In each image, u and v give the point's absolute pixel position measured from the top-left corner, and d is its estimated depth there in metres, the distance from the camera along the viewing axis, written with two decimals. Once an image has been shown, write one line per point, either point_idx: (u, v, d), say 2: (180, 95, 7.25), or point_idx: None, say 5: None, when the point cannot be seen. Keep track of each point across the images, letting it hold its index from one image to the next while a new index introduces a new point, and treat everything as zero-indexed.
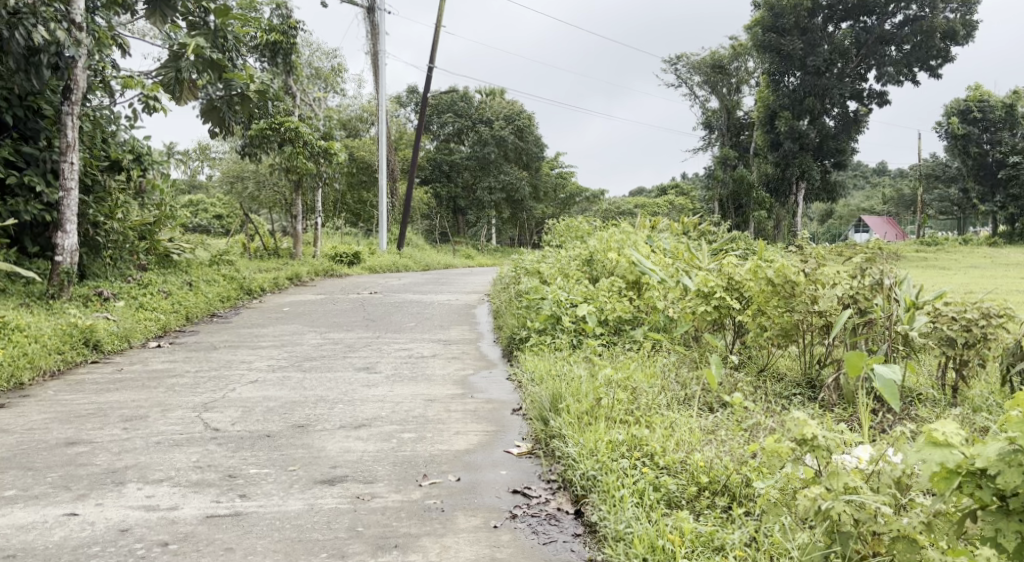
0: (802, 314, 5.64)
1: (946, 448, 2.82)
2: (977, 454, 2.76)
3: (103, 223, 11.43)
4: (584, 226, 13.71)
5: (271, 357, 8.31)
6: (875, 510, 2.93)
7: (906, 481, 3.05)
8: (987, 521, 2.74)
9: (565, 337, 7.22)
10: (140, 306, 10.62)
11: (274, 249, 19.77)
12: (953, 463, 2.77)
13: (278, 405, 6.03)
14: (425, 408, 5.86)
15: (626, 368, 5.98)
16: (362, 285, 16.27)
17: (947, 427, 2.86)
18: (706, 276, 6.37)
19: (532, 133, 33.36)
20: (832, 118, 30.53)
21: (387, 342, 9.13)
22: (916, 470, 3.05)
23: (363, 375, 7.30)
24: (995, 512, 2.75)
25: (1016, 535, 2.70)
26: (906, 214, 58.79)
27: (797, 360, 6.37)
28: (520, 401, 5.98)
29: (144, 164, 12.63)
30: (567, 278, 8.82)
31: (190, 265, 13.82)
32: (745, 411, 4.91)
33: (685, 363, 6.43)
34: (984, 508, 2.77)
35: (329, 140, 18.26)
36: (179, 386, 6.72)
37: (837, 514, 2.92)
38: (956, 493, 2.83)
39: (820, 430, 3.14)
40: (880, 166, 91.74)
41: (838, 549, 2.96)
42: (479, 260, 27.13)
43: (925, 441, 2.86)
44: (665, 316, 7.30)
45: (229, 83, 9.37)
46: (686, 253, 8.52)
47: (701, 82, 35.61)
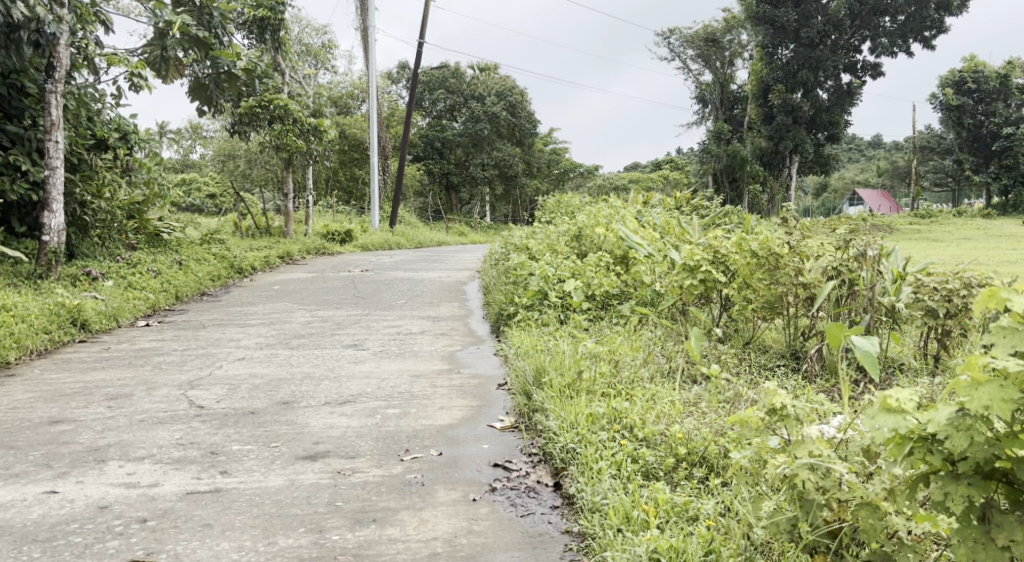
0: (787, 286, 5.59)
1: (899, 414, 2.83)
2: (928, 419, 2.78)
3: (90, 202, 11.41)
4: (575, 201, 13.69)
5: (260, 335, 8.32)
6: (840, 477, 2.92)
7: (874, 450, 3.06)
8: (938, 484, 2.77)
9: (552, 313, 7.22)
10: (129, 286, 10.61)
11: (265, 228, 19.72)
12: (904, 428, 2.79)
13: (264, 382, 6.04)
14: (410, 384, 5.87)
15: (611, 342, 6.01)
16: (354, 263, 16.23)
17: (901, 393, 2.87)
18: (693, 250, 6.40)
19: (525, 109, 33.17)
20: (826, 91, 30.45)
21: (376, 320, 9.14)
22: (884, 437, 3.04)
23: (350, 352, 7.30)
24: (944, 476, 2.78)
25: (963, 498, 2.73)
26: (901, 186, 58.79)
27: (783, 333, 6.38)
28: (506, 376, 5.99)
29: (131, 142, 12.58)
30: (556, 254, 8.82)
31: (180, 244, 13.81)
32: (727, 384, 4.92)
33: (670, 338, 6.46)
34: (935, 472, 2.80)
35: (318, 117, 18.20)
36: (166, 365, 6.74)
37: (801, 480, 2.90)
38: (912, 459, 2.84)
39: (790, 399, 3.13)
40: (875, 140, 91.60)
41: (804, 517, 2.90)
42: (473, 237, 27.11)
43: (880, 407, 2.87)
44: (652, 291, 7.30)
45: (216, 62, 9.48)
46: (674, 228, 8.52)
47: (694, 56, 35.45)
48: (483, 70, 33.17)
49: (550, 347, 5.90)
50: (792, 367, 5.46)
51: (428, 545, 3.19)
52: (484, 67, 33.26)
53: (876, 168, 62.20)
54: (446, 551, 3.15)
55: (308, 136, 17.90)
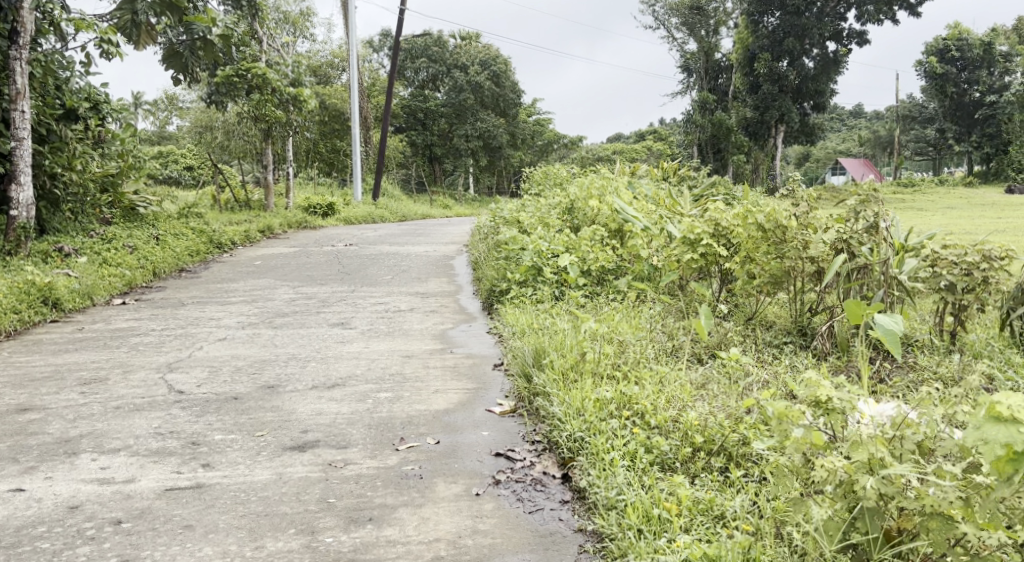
0: (794, 260, 5.36)
1: (1014, 426, 2.48)
2: None
3: (60, 175, 11.09)
4: (562, 173, 13.41)
5: (242, 313, 8.04)
6: (905, 483, 2.63)
7: (930, 446, 2.74)
8: None
9: (547, 289, 6.99)
10: (104, 263, 10.34)
11: (245, 201, 19.31)
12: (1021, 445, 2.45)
13: (247, 364, 5.78)
14: (401, 365, 5.61)
15: (611, 320, 5.83)
16: (336, 237, 15.90)
17: (1015, 401, 2.50)
18: (691, 222, 6.16)
19: (510, 78, 32.65)
20: (811, 59, 30.23)
21: (362, 296, 8.86)
22: (942, 433, 2.73)
23: (337, 331, 7.03)
24: None
25: None
26: (884, 155, 58.97)
27: (787, 308, 6.18)
28: (502, 355, 5.78)
29: (102, 112, 12.17)
30: (547, 228, 8.59)
31: (157, 218, 13.46)
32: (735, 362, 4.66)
33: (672, 314, 6.28)
34: None
35: (298, 86, 17.79)
36: (142, 346, 6.46)
37: (861, 486, 2.62)
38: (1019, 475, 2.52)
39: (834, 391, 2.86)
40: (856, 109, 91.53)
41: (862, 526, 2.67)
42: (457, 209, 26.79)
43: (988, 418, 2.52)
44: (650, 265, 7.08)
45: (190, 26, 9.02)
46: (669, 199, 8.30)
47: (678, 25, 35.07)
48: (466, 39, 32.65)
49: (548, 327, 5.67)
50: (800, 344, 5.26)
51: (430, 547, 2.94)
52: (466, 36, 32.73)
53: (858, 138, 62.21)
54: (450, 554, 2.91)
55: (287, 106, 17.53)
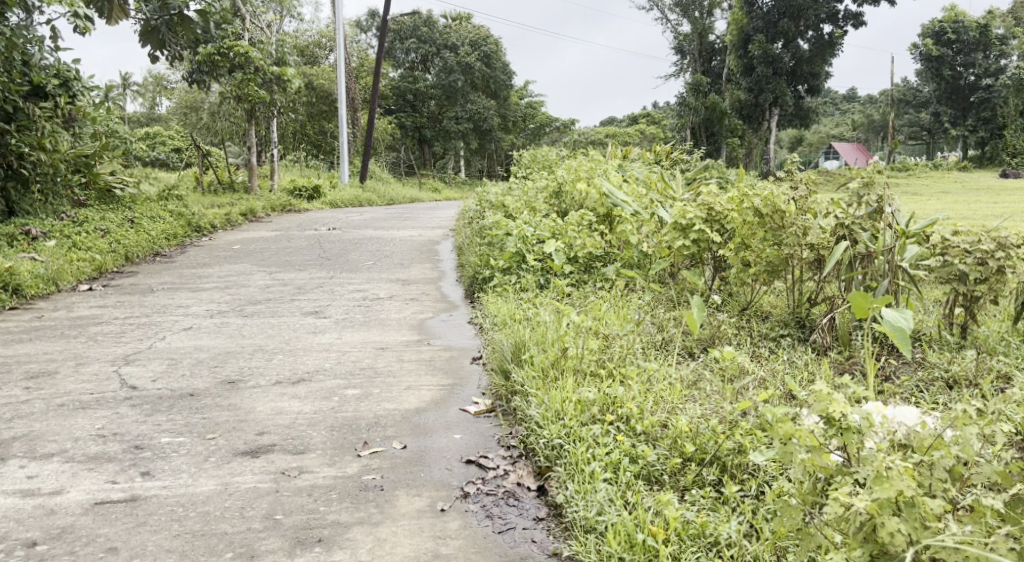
0: (792, 248, 5.00)
1: None
2: None
3: (28, 154, 10.77)
4: (551, 155, 13.03)
5: (212, 300, 7.65)
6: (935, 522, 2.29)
7: None
8: None
9: (530, 276, 6.65)
10: (73, 247, 10.00)
11: (229, 183, 18.88)
12: None
13: (210, 356, 5.41)
14: (374, 358, 5.26)
15: (596, 310, 5.53)
16: (320, 221, 15.52)
17: None
18: (683, 206, 5.87)
19: (500, 59, 32.12)
20: (806, 41, 29.92)
21: (341, 282, 8.50)
22: None
23: (310, 320, 6.66)
24: None
25: None
26: (877, 139, 58.75)
27: (783, 297, 5.85)
28: (482, 347, 5.45)
29: (73, 89, 11.76)
30: (533, 212, 8.24)
31: (134, 200, 13.06)
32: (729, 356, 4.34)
33: (661, 304, 5.97)
34: None
35: (282, 66, 17.32)
36: (101, 336, 6.09)
37: None
38: None
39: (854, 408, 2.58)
40: (849, 94, 91.12)
41: None
42: (447, 193, 26.42)
43: None
44: (640, 252, 6.77)
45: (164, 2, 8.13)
46: (659, 183, 7.97)
47: (672, 6, 34.67)
48: (457, 20, 32.20)
49: (531, 320, 5.35)
50: (796, 337, 4.94)
51: None
52: (456, 16, 32.26)
53: (852, 122, 61.95)
54: None
55: (271, 86, 17.06)
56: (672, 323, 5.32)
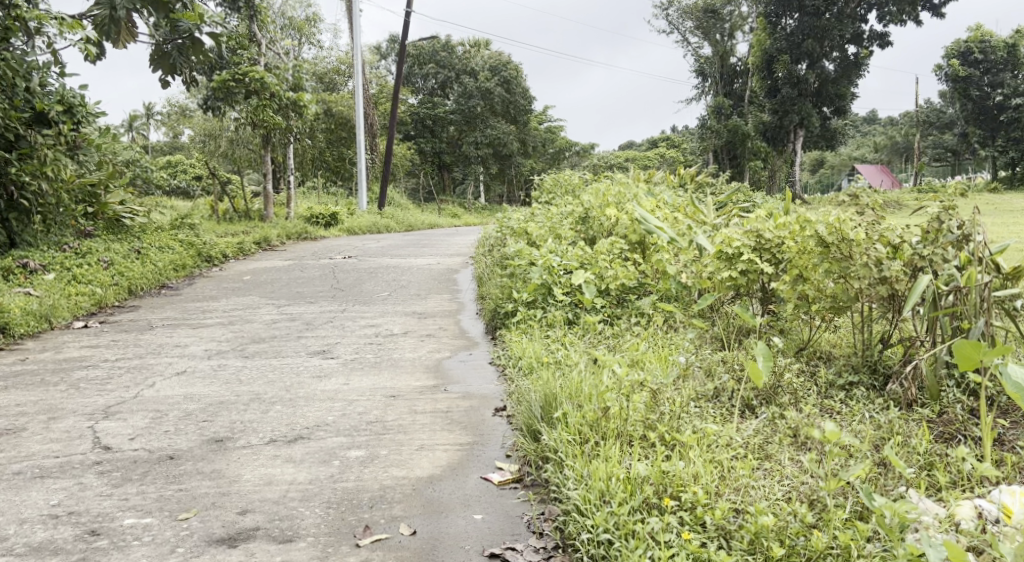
0: (863, 282, 4.34)
1: None
2: None
3: (30, 183, 10.30)
4: (574, 179, 12.41)
5: (212, 339, 7.07)
6: None
7: None
8: None
9: (558, 312, 6.04)
10: (74, 280, 9.54)
11: (244, 212, 18.36)
12: None
13: (200, 408, 4.80)
14: (382, 410, 4.62)
15: (634, 351, 4.96)
16: (336, 249, 14.95)
17: None
18: (727, 233, 5.36)
19: (520, 85, 31.72)
20: (831, 62, 29.25)
21: (352, 317, 7.88)
22: None
23: (315, 362, 6.05)
24: None
25: None
26: (903, 162, 57.83)
27: (846, 335, 5.16)
28: (504, 396, 4.80)
29: (77, 116, 11.30)
30: (560, 241, 7.60)
31: (144, 230, 12.54)
32: (799, 416, 3.71)
33: (707, 343, 5.35)
34: None
35: (298, 91, 16.86)
36: (85, 382, 5.50)
37: None
38: None
39: None
40: (870, 115, 89.83)
41: None
42: (466, 218, 25.88)
43: None
44: (678, 284, 6.16)
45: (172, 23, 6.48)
46: (693, 206, 7.31)
47: (692, 29, 34.24)
48: (476, 45, 31.89)
49: (562, 367, 4.73)
50: (869, 386, 4.28)
51: None
52: (475, 42, 31.95)
53: (875, 144, 61.07)
54: None
55: (287, 112, 16.57)
56: (724, 367, 4.68)
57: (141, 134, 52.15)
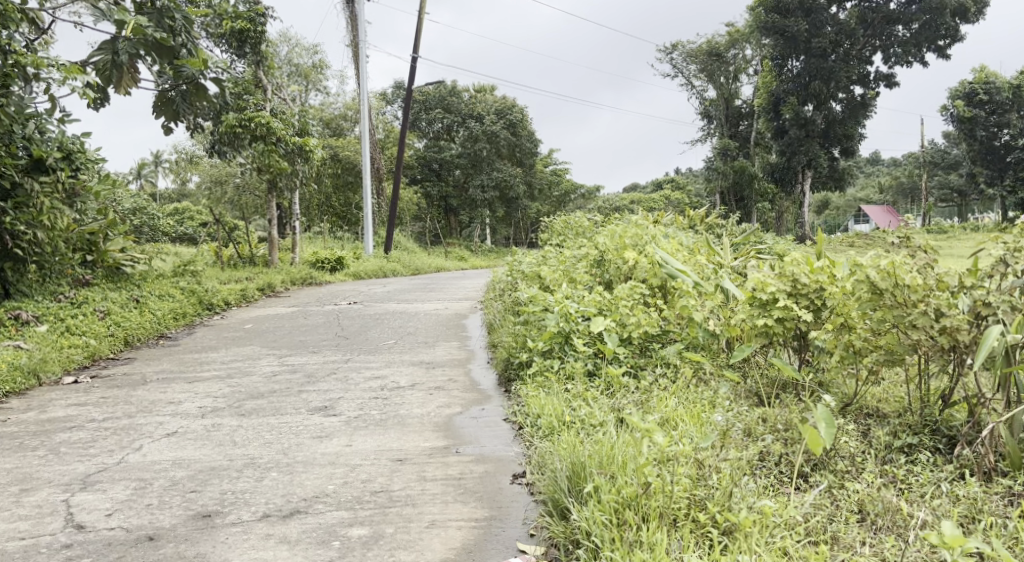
0: (921, 334, 3.94)
1: None
2: None
3: (25, 232, 9.97)
4: (584, 221, 12.01)
5: (209, 394, 6.66)
6: None
7: None
8: None
9: (577, 363, 5.59)
10: (67, 332, 9.18)
11: (248, 257, 17.98)
12: None
13: (189, 476, 4.39)
14: (388, 477, 4.19)
15: (664, 410, 4.51)
16: (342, 294, 14.57)
17: None
18: (760, 276, 4.99)
19: (526, 128, 31.59)
20: (839, 103, 29.04)
21: (356, 368, 7.46)
22: None
23: (317, 420, 5.61)
24: None
25: None
26: (908, 203, 57.70)
27: (895, 387, 4.71)
28: (524, 459, 4.37)
29: (76, 162, 10.97)
30: (575, 286, 7.16)
31: (144, 278, 12.20)
32: (867, 493, 3.41)
33: (743, 398, 4.91)
34: None
35: (304, 136, 16.61)
36: (67, 447, 5.09)
37: None
38: None
39: None
40: (875, 156, 89.93)
41: None
42: (472, 261, 25.54)
43: None
44: (706, 333, 5.70)
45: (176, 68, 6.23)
46: (714, 248, 6.88)
47: (697, 72, 34.18)
48: (482, 90, 31.87)
49: (587, 431, 4.29)
50: (932, 450, 3.89)
51: None
52: (480, 87, 31.90)
53: (880, 184, 60.91)
54: None
55: (293, 157, 16.27)
56: (765, 427, 4.23)
57: (148, 181, 52.25)
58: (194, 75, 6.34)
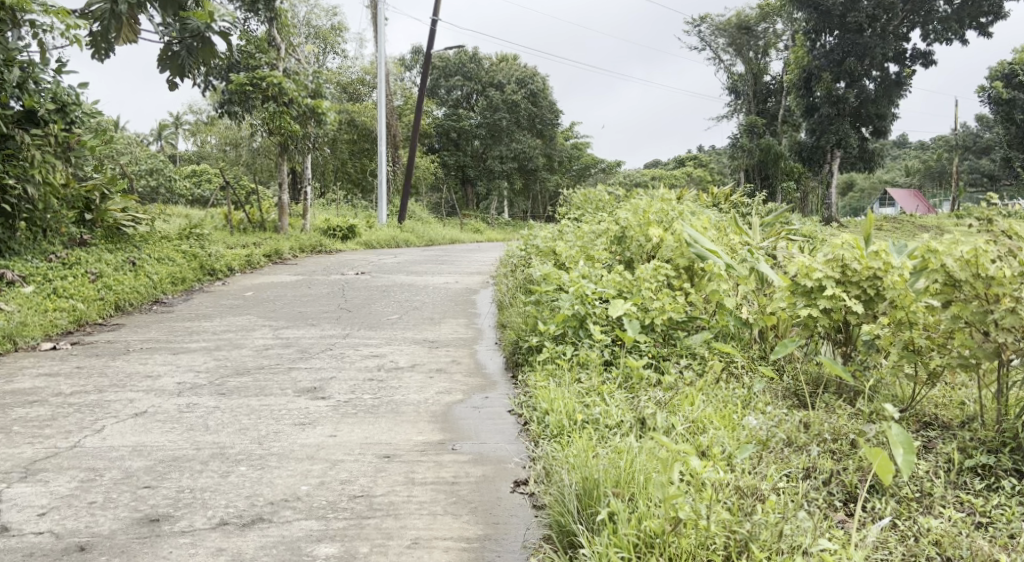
0: (1006, 335, 3.42)
1: None
2: None
3: (14, 186, 9.42)
4: (604, 194, 11.35)
5: (192, 368, 6.14)
6: None
7: None
8: None
9: (593, 351, 5.01)
10: (54, 293, 8.68)
11: (258, 222, 17.35)
12: None
13: (147, 466, 3.86)
14: (371, 479, 3.64)
15: (692, 411, 3.95)
16: (351, 263, 14.02)
17: None
18: (804, 259, 4.39)
19: (548, 98, 30.75)
20: (872, 81, 28.00)
21: (354, 345, 6.92)
22: None
23: (303, 403, 5.06)
24: None
25: None
26: (936, 189, 56.47)
27: (955, 391, 4.19)
28: (527, 462, 3.81)
29: (70, 115, 10.45)
30: (593, 264, 6.56)
31: (145, 239, 11.69)
32: (945, 531, 2.94)
33: (782, 399, 4.36)
34: None
35: (318, 98, 15.92)
36: (22, 425, 4.57)
37: None
38: None
39: None
40: (901, 139, 88.46)
41: None
42: (488, 234, 24.90)
43: None
44: (737, 320, 5.14)
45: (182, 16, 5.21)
46: (743, 227, 6.26)
47: (725, 45, 33.17)
48: (504, 58, 31.08)
49: (603, 436, 3.75)
50: (1011, 473, 3.37)
51: None
52: (502, 56, 31.12)
53: (908, 168, 59.64)
54: None
55: (305, 120, 15.60)
56: (809, 435, 3.66)
57: (168, 143, 51.81)
58: (202, 27, 5.34)
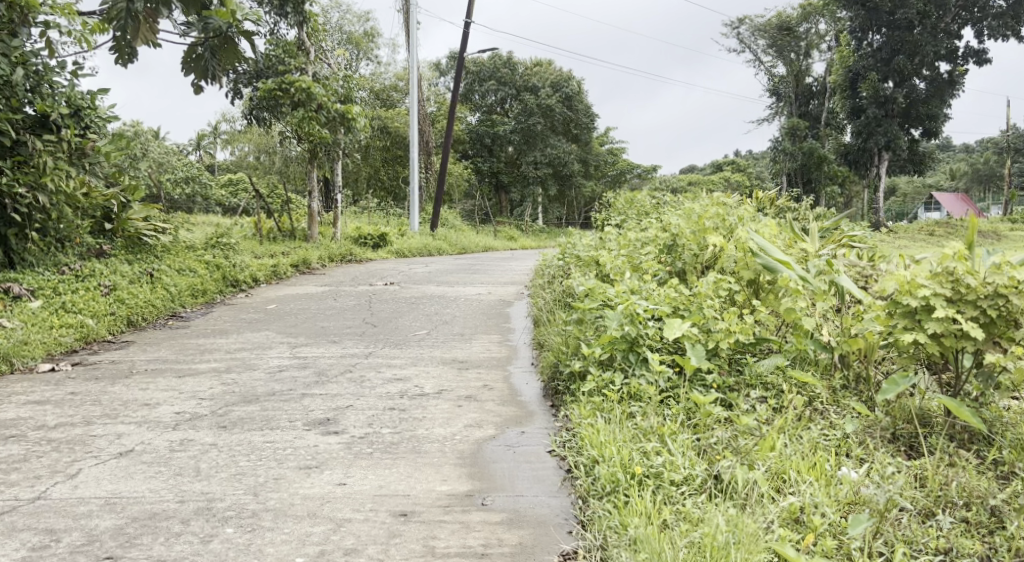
0: None
1: None
2: None
3: (26, 195, 8.88)
4: (648, 200, 10.55)
5: (195, 394, 5.52)
6: None
7: None
8: None
9: (651, 383, 4.27)
10: (63, 308, 8.11)
11: (288, 231, 16.78)
12: None
13: (117, 527, 3.25)
14: (383, 550, 3.04)
15: (782, 466, 3.27)
16: (378, 273, 13.36)
17: None
18: (907, 273, 3.66)
19: (583, 102, 30.02)
20: (922, 80, 26.85)
21: (376, 366, 6.26)
22: None
23: (313, 439, 4.42)
24: None
25: None
26: (984, 192, 54.61)
27: None
28: (580, 529, 3.15)
29: (85, 120, 9.96)
30: (641, 276, 5.79)
31: (167, 249, 11.12)
32: None
33: (885, 440, 3.66)
34: None
35: (348, 103, 15.30)
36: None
37: None
38: None
39: None
40: (945, 143, 86.37)
41: None
42: (522, 241, 24.22)
43: None
44: (817, 342, 4.40)
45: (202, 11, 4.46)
46: (803, 232, 5.47)
47: (766, 47, 32.16)
48: (538, 62, 30.37)
49: (676, 502, 3.10)
50: None
51: None
52: (537, 60, 30.41)
53: (954, 172, 57.83)
54: None
55: (335, 126, 14.96)
56: (932, 498, 3.10)
57: (208, 153, 51.77)
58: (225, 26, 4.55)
